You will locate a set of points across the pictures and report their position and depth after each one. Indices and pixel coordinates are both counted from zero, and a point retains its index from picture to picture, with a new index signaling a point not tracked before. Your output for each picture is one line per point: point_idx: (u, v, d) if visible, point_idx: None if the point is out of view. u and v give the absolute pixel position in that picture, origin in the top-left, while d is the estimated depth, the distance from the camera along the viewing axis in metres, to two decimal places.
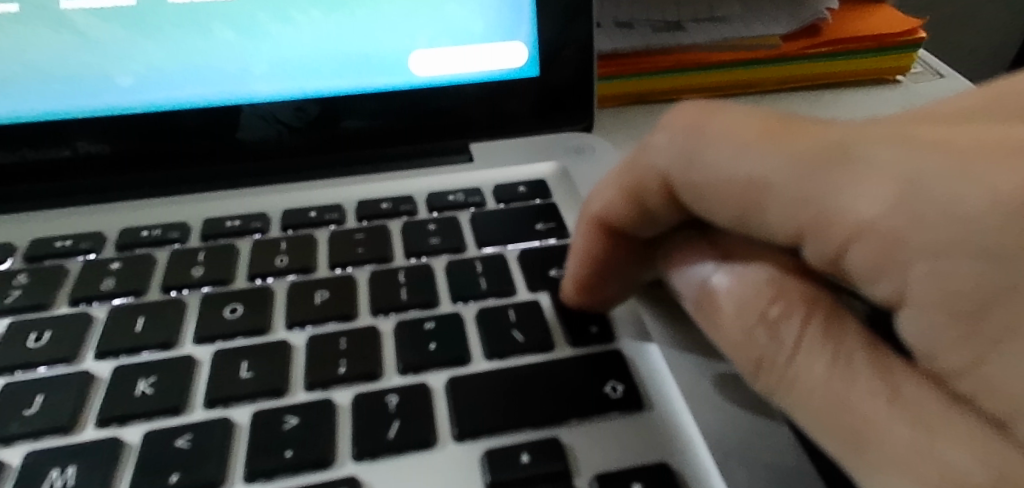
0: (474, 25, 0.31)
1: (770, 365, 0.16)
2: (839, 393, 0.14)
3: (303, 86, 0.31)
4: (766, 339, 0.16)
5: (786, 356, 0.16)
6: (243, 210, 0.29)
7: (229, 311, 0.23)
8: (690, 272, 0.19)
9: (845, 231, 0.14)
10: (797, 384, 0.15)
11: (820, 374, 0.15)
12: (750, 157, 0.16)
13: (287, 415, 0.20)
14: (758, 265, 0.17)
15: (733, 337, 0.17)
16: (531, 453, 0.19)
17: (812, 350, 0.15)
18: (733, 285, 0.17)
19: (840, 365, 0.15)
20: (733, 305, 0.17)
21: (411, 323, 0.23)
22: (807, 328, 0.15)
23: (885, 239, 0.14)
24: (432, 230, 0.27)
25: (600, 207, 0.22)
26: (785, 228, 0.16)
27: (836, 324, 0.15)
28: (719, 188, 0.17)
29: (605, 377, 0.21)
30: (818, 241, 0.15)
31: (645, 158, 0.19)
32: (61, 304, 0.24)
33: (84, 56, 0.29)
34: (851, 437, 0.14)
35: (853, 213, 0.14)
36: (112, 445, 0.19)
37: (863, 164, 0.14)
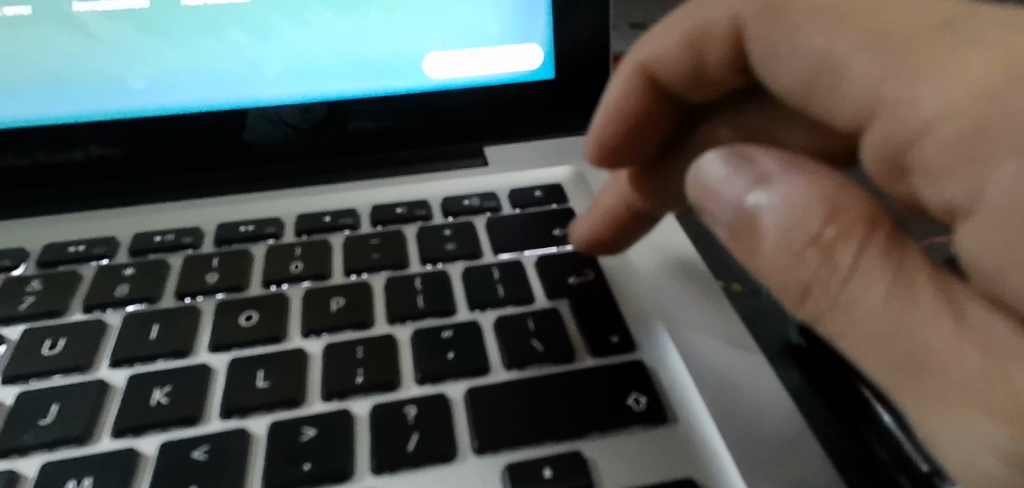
0: (489, 27, 0.31)
1: (821, 289, 0.15)
2: (891, 331, 0.14)
3: (316, 90, 0.30)
4: (818, 258, 0.14)
5: (839, 280, 0.14)
6: (256, 215, 0.29)
7: (244, 319, 0.23)
8: (713, 173, 0.17)
9: (915, 126, 0.13)
10: (854, 308, 0.14)
11: (878, 298, 0.14)
12: (842, 27, 0.15)
13: (304, 426, 0.20)
14: (809, 182, 0.15)
15: (775, 260, 0.15)
16: (553, 468, 0.18)
17: (871, 268, 0.14)
18: (779, 203, 0.15)
19: (900, 293, 0.14)
20: (778, 225, 0.15)
21: (428, 331, 0.23)
22: (867, 246, 0.14)
23: (953, 139, 0.12)
24: (448, 235, 0.27)
25: (659, 66, 0.21)
26: (854, 105, 0.15)
27: (897, 246, 0.14)
28: (793, 53, 0.16)
29: (626, 389, 0.21)
30: (883, 137, 0.14)
31: (721, 14, 0.18)
32: (75, 310, 0.24)
33: (98, 59, 0.28)
34: (911, 373, 0.13)
35: (919, 110, 0.13)
36: (127, 457, 0.19)
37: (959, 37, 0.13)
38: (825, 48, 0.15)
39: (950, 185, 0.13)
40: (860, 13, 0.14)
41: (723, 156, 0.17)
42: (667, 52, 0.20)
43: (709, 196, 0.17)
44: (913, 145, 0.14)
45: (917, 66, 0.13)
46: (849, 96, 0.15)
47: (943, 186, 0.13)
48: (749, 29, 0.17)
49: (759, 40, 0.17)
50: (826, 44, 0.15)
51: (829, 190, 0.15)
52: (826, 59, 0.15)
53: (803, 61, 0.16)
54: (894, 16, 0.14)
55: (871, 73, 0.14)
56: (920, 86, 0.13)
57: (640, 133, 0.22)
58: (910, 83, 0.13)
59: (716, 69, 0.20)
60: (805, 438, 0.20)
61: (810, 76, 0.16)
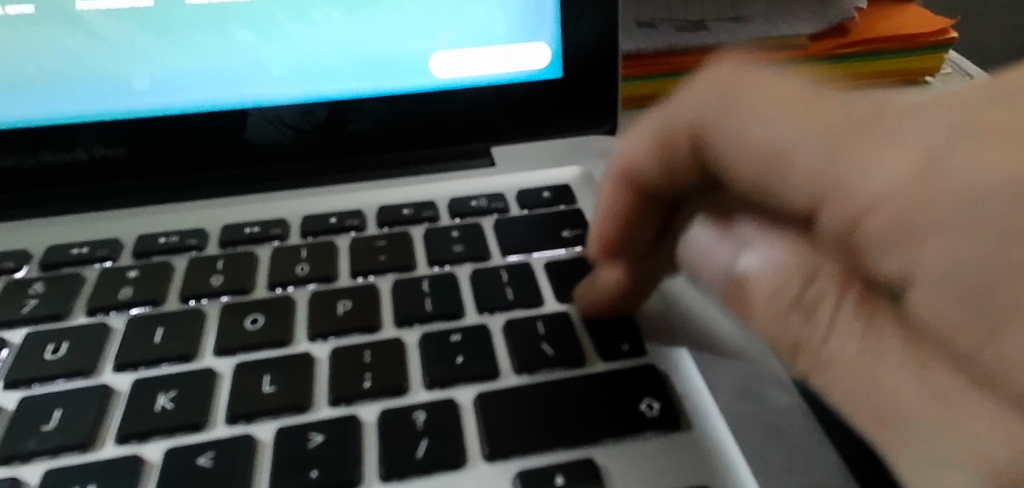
0: (497, 26, 0.31)
1: (806, 348, 0.16)
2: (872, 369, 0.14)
3: (321, 90, 0.30)
4: (802, 320, 0.16)
5: (821, 335, 0.16)
6: (262, 216, 0.29)
7: (250, 322, 0.23)
8: (697, 246, 0.22)
9: (860, 202, 0.13)
10: (831, 362, 0.15)
11: (853, 353, 0.15)
12: (773, 117, 0.15)
13: (311, 432, 0.19)
14: (784, 248, 0.17)
15: (767, 323, 0.18)
16: (566, 475, 0.18)
17: (847, 327, 0.15)
18: (766, 270, 0.18)
19: (872, 342, 0.14)
20: (767, 291, 0.18)
21: (436, 335, 0.22)
22: (842, 300, 0.15)
23: (890, 218, 0.13)
24: (456, 237, 0.27)
25: (631, 162, 0.21)
26: (799, 199, 0.15)
27: (870, 298, 0.15)
28: (742, 153, 0.16)
29: (639, 394, 0.20)
30: (829, 219, 0.14)
31: (675, 112, 0.18)
32: (79, 313, 0.23)
33: (101, 58, 0.28)
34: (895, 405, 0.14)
35: (867, 187, 0.13)
36: (132, 463, 0.19)
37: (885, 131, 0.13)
38: (770, 141, 0.15)
39: (888, 257, 0.13)
40: (793, 107, 0.15)
41: (713, 235, 0.21)
42: (637, 140, 0.20)
43: (696, 259, 0.22)
44: (858, 222, 0.13)
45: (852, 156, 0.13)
46: (796, 188, 0.15)
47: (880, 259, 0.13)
48: (705, 123, 0.17)
49: (710, 134, 0.17)
50: (773, 140, 0.15)
51: (802, 253, 0.17)
52: (777, 155, 0.15)
53: (747, 156, 0.16)
54: (820, 117, 0.14)
55: (812, 165, 0.14)
56: (856, 172, 0.13)
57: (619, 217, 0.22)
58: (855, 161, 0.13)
59: (683, 163, 0.19)
60: (823, 444, 0.19)
61: (760, 169, 0.16)
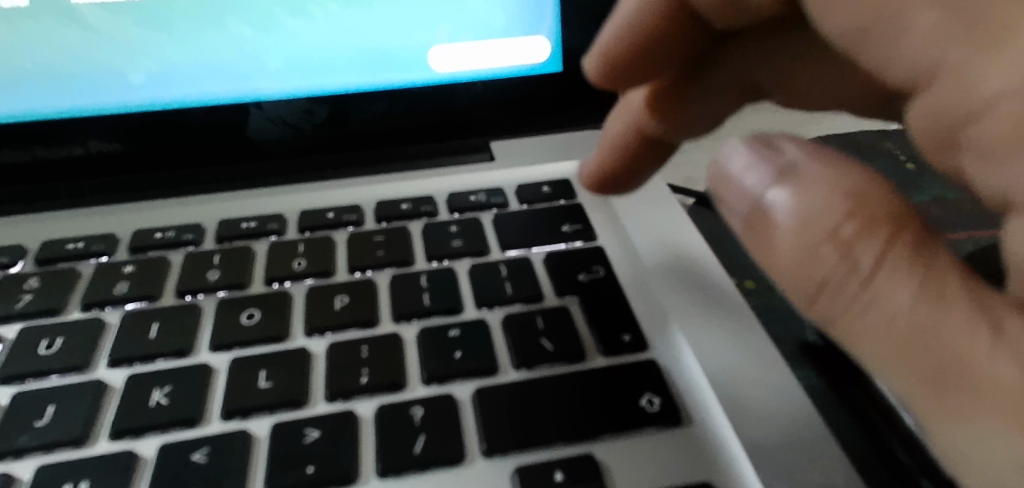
0: (496, 19, 0.30)
1: (834, 290, 0.15)
2: (925, 331, 0.13)
3: (319, 84, 0.30)
4: (836, 259, 0.14)
5: (859, 282, 0.14)
6: (258, 210, 0.28)
7: (246, 317, 0.23)
8: (734, 169, 0.17)
9: (978, 100, 0.12)
10: (873, 310, 0.14)
11: (906, 300, 0.13)
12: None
13: (307, 428, 0.19)
14: (834, 181, 0.15)
15: (792, 256, 0.15)
16: (565, 471, 0.18)
17: (895, 275, 0.14)
18: (801, 202, 0.15)
19: (931, 294, 0.13)
20: (796, 222, 0.15)
21: (435, 330, 0.22)
22: (889, 250, 0.14)
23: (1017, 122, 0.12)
24: (454, 231, 0.26)
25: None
26: (909, 72, 0.14)
27: (922, 252, 0.14)
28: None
29: (639, 389, 0.20)
30: (939, 108, 0.13)
31: None
32: (73, 308, 0.23)
33: (97, 52, 0.28)
34: (939, 376, 0.13)
35: (989, 85, 0.12)
36: (126, 459, 0.18)
37: None
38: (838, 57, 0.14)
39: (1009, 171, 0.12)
40: None
41: (745, 151, 0.17)
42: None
43: (724, 185, 0.17)
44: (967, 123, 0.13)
45: (975, 46, 0.12)
46: (902, 61, 0.14)
47: (999, 173, 0.13)
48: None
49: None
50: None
51: (851, 184, 0.14)
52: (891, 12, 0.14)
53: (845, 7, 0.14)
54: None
55: (937, 41, 0.13)
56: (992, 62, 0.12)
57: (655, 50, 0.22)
58: (966, 59, 0.12)
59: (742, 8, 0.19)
60: (826, 440, 0.19)
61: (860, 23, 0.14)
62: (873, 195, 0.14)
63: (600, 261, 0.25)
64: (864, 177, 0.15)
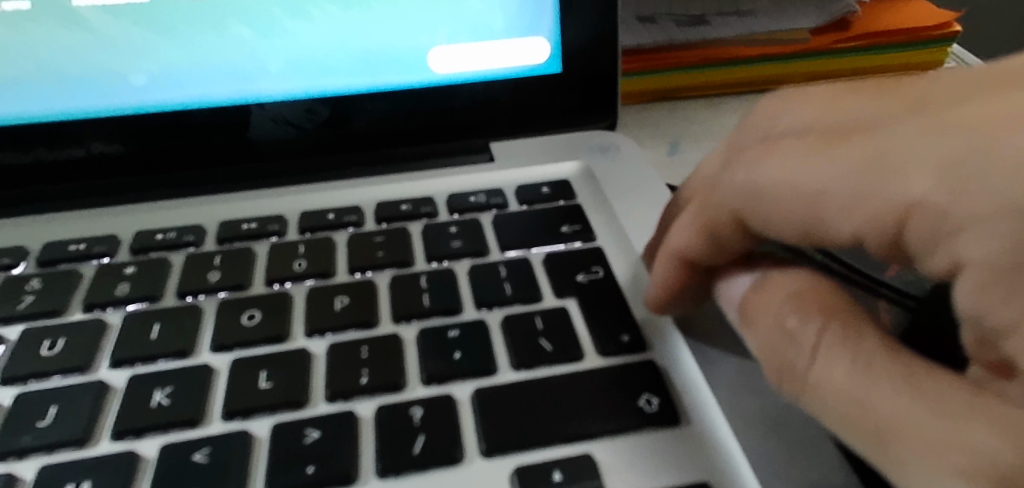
0: (495, 20, 0.30)
1: (791, 372, 0.17)
2: (859, 399, 0.15)
3: (319, 85, 0.30)
4: (786, 346, 0.17)
5: (806, 361, 0.16)
6: (259, 212, 0.28)
7: (246, 318, 0.23)
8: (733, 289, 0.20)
9: (895, 208, 0.15)
10: (820, 387, 0.16)
11: (841, 376, 0.15)
12: (817, 153, 0.17)
13: (308, 428, 0.19)
14: (794, 280, 0.18)
15: (762, 345, 0.18)
16: (563, 471, 0.18)
17: (831, 354, 0.16)
18: (771, 293, 0.18)
19: (864, 371, 0.15)
20: (761, 311, 0.18)
21: (434, 331, 0.22)
22: (825, 332, 0.16)
23: (930, 215, 0.14)
24: (454, 233, 0.26)
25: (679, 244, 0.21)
26: (843, 233, 0.16)
27: (853, 334, 0.16)
28: (779, 211, 0.18)
29: (638, 389, 0.20)
30: (876, 239, 0.16)
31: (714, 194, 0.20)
32: (75, 310, 0.23)
33: (97, 54, 0.28)
34: (882, 433, 0.14)
35: (906, 193, 0.15)
36: (128, 460, 0.18)
37: (909, 156, 0.15)
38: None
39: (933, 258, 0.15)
40: (815, 156, 0.17)
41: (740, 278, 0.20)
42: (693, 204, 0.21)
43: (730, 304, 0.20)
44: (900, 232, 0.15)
45: (881, 171, 0.15)
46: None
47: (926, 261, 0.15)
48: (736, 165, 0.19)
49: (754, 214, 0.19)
50: (813, 194, 0.17)
51: (798, 289, 0.17)
52: (814, 203, 0.17)
53: (786, 213, 0.18)
54: (846, 160, 0.16)
55: (849, 195, 0.16)
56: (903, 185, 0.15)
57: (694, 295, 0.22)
58: (881, 185, 0.15)
59: (731, 237, 0.20)
60: (826, 439, 0.19)
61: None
62: (816, 292, 0.17)
63: (599, 261, 0.25)
64: (811, 279, 0.18)
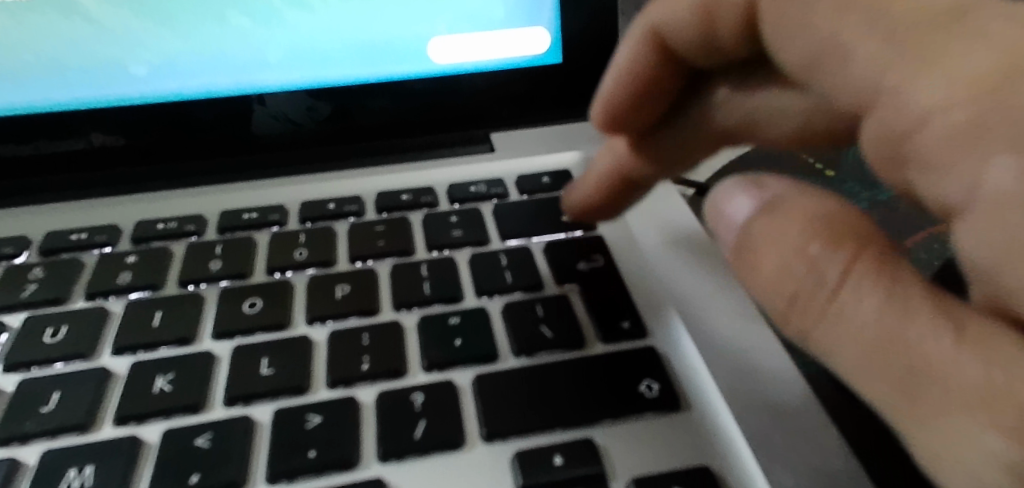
0: (496, 11, 0.30)
1: (808, 300, 0.14)
2: (883, 347, 0.13)
3: (321, 76, 0.30)
4: (805, 272, 0.14)
5: (828, 289, 0.14)
6: (260, 202, 0.29)
7: (248, 306, 0.23)
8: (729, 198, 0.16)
9: (910, 118, 0.13)
10: (845, 321, 0.13)
11: (872, 309, 0.13)
12: (847, 2, 0.14)
13: (309, 413, 0.19)
14: (816, 199, 0.15)
15: (769, 277, 0.15)
16: (564, 455, 0.18)
17: (862, 285, 0.13)
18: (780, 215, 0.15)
19: (897, 306, 0.13)
20: (767, 233, 0.15)
21: (435, 319, 0.22)
22: (855, 265, 0.13)
23: (963, 129, 0.12)
24: (454, 222, 0.26)
25: (636, 47, 0.22)
26: (843, 97, 0.15)
27: (889, 265, 0.13)
28: (792, 33, 0.16)
29: (639, 375, 0.20)
30: (875, 129, 0.14)
31: (657, 22, 0.21)
32: (78, 298, 0.23)
33: (98, 45, 0.28)
34: (908, 380, 0.12)
35: (918, 102, 0.12)
36: (131, 445, 0.19)
37: (970, 33, 0.12)
38: (833, 31, 0.14)
39: (942, 182, 0.12)
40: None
41: (738, 183, 0.16)
42: (674, 12, 0.20)
43: (723, 220, 0.17)
44: (908, 136, 0.13)
45: (922, 51, 0.13)
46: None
47: (936, 183, 0.13)
48: (761, 3, 0.17)
49: (680, 46, 0.21)
50: (833, 32, 0.14)
51: (822, 211, 0.14)
52: (832, 46, 0.14)
53: (806, 40, 0.15)
54: (900, 7, 0.13)
55: (875, 62, 0.13)
56: (920, 78, 0.13)
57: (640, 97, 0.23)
58: (904, 80, 0.13)
59: (694, 55, 0.21)
60: (826, 426, 0.19)
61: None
62: (844, 214, 0.14)
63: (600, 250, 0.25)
64: (839, 203, 0.14)
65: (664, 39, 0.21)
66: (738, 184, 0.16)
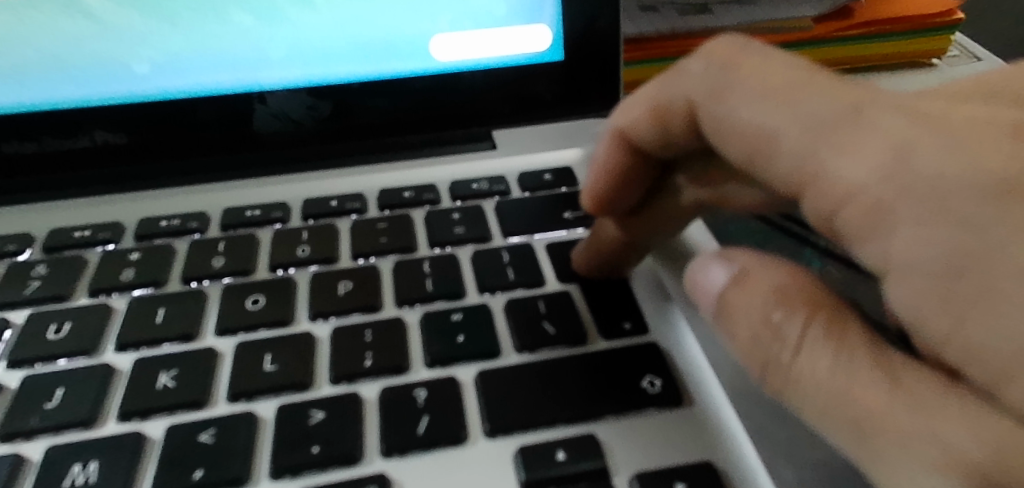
0: (496, 8, 0.30)
1: (775, 367, 0.15)
2: (840, 391, 0.13)
3: (321, 73, 0.30)
4: (767, 339, 0.15)
5: (788, 354, 0.14)
6: (263, 200, 0.29)
7: (251, 303, 0.23)
8: (705, 276, 0.17)
9: (837, 195, 0.14)
10: (801, 382, 0.14)
11: (824, 370, 0.14)
12: (770, 101, 0.16)
13: (312, 409, 0.19)
14: (767, 269, 0.15)
15: (742, 342, 0.16)
16: (566, 450, 0.18)
17: (814, 348, 0.14)
18: (738, 292, 0.16)
19: (842, 362, 0.13)
20: (732, 305, 0.16)
21: (438, 315, 0.22)
22: (809, 326, 0.14)
23: (870, 207, 0.14)
24: (457, 219, 0.26)
25: (626, 121, 0.21)
26: (788, 180, 0.15)
27: (839, 323, 0.14)
28: (733, 138, 0.17)
29: (642, 371, 0.20)
30: (812, 207, 0.15)
31: (673, 79, 0.19)
32: (81, 295, 0.24)
33: (100, 42, 0.28)
34: (859, 426, 0.13)
35: (843, 175, 0.14)
36: (134, 441, 0.19)
37: (868, 128, 0.14)
38: (764, 126, 0.16)
39: (881, 244, 0.14)
40: (784, 92, 0.16)
41: (708, 257, 0.17)
42: (633, 113, 0.21)
43: (694, 294, 0.18)
44: (838, 212, 0.14)
45: (839, 134, 0.14)
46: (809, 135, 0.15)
47: (868, 244, 0.14)
48: (699, 104, 0.18)
49: (704, 118, 0.18)
50: (762, 124, 0.16)
51: (771, 283, 0.15)
52: (762, 141, 0.16)
53: (738, 136, 0.17)
54: (802, 106, 0.15)
55: (798, 150, 0.15)
56: (844, 160, 0.14)
57: (625, 180, 0.23)
58: (835, 153, 0.14)
59: (679, 130, 0.20)
60: None
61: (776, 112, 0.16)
62: (794, 285, 0.15)
63: None
64: (792, 271, 0.15)
65: (693, 108, 0.19)
66: (707, 258, 0.17)
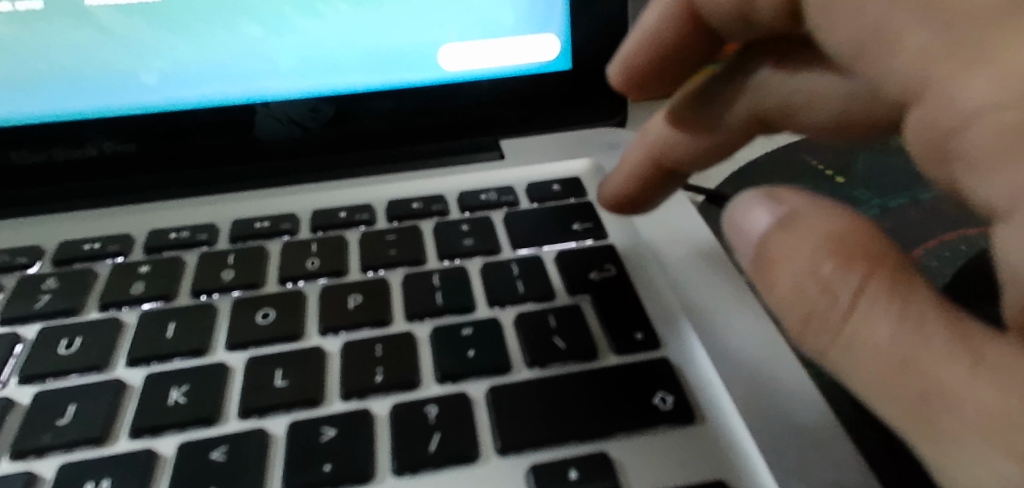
0: (503, 14, 0.30)
1: (822, 322, 0.14)
2: (906, 370, 0.13)
3: (327, 84, 0.30)
4: (818, 293, 0.14)
5: (841, 313, 0.14)
6: (271, 211, 0.29)
7: (261, 316, 0.23)
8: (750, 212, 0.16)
9: (947, 124, 0.13)
10: (857, 345, 0.14)
11: (884, 337, 0.13)
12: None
13: (323, 426, 0.19)
14: (830, 214, 0.15)
15: (784, 295, 0.15)
16: (579, 470, 0.18)
17: (874, 311, 0.13)
18: (793, 236, 0.15)
19: (908, 338, 0.13)
20: (782, 247, 0.15)
21: (447, 330, 0.22)
22: (867, 285, 0.13)
23: (972, 146, 0.12)
24: (466, 230, 0.26)
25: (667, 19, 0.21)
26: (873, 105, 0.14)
27: (902, 283, 0.13)
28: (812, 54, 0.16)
29: (653, 387, 0.20)
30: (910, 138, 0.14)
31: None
32: (91, 308, 0.24)
33: (109, 53, 0.28)
34: (925, 415, 0.13)
35: (957, 105, 0.12)
36: (146, 458, 0.19)
37: (992, 39, 0.13)
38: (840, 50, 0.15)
39: (974, 192, 0.13)
40: None
41: (759, 197, 0.16)
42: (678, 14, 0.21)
43: (740, 234, 0.16)
44: (950, 135, 0.13)
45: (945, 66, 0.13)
46: None
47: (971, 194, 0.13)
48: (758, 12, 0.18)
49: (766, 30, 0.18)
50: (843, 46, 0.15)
51: (837, 227, 0.14)
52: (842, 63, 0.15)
53: None
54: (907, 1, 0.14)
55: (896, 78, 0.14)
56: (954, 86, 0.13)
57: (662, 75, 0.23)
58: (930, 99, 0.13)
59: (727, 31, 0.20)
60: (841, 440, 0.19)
61: None
62: (858, 233, 0.14)
63: (613, 260, 0.25)
64: (855, 219, 0.14)
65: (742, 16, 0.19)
66: (758, 196, 0.16)
